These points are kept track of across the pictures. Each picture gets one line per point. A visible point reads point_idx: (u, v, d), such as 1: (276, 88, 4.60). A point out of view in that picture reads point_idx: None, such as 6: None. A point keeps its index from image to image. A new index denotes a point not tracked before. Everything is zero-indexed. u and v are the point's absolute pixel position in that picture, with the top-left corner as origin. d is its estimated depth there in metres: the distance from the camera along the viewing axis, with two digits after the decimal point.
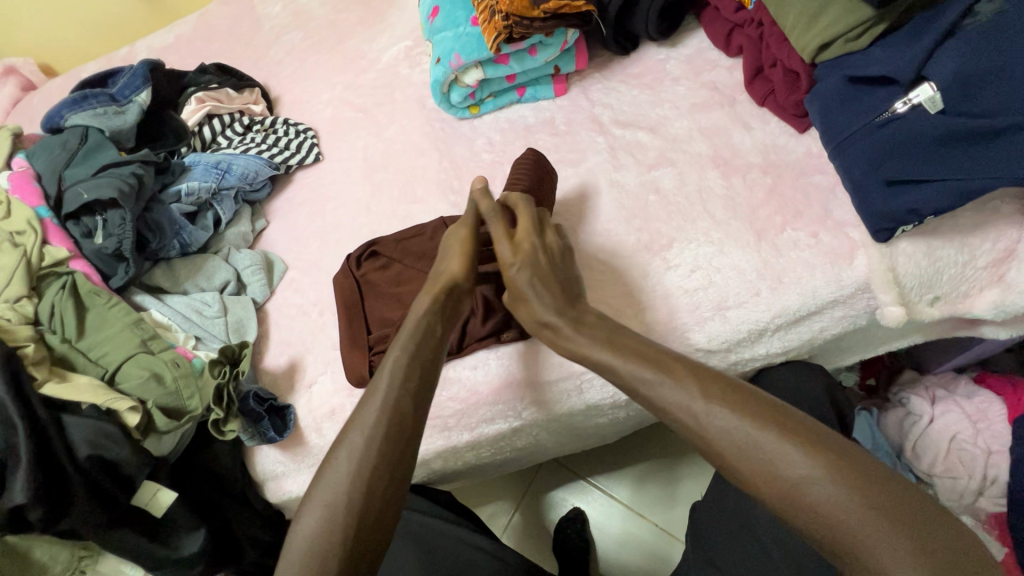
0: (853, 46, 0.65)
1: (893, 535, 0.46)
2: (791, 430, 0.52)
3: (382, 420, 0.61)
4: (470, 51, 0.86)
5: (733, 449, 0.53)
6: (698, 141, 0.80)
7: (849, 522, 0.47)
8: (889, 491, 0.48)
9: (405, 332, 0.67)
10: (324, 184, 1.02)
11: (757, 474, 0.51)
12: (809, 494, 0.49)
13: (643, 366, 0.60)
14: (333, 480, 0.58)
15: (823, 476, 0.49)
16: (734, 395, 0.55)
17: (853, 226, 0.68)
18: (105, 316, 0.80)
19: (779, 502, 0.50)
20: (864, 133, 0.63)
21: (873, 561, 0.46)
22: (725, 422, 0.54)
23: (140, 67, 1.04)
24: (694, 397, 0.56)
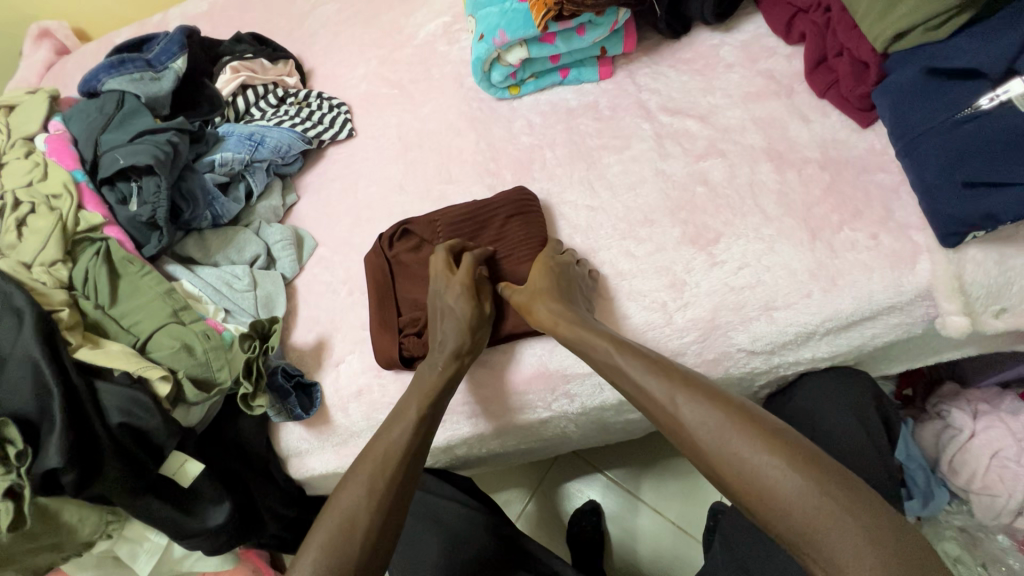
0: (934, 36, 0.61)
1: (846, 524, 0.47)
2: (759, 424, 0.53)
3: (386, 460, 0.65)
4: (517, 28, 0.82)
5: (704, 438, 0.55)
6: (751, 132, 0.77)
7: (807, 512, 0.48)
8: (844, 482, 0.49)
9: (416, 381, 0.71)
10: (357, 161, 1.01)
11: (720, 463, 0.53)
12: (770, 483, 0.50)
13: (637, 366, 0.61)
14: (336, 514, 0.60)
15: (780, 464, 0.50)
16: (706, 391, 0.57)
17: (917, 229, 0.64)
18: (137, 285, 0.80)
19: (739, 491, 0.52)
20: (941, 130, 0.59)
21: (827, 547, 0.47)
22: (697, 412, 0.56)
23: (177, 34, 1.02)
24: (669, 390, 0.58)
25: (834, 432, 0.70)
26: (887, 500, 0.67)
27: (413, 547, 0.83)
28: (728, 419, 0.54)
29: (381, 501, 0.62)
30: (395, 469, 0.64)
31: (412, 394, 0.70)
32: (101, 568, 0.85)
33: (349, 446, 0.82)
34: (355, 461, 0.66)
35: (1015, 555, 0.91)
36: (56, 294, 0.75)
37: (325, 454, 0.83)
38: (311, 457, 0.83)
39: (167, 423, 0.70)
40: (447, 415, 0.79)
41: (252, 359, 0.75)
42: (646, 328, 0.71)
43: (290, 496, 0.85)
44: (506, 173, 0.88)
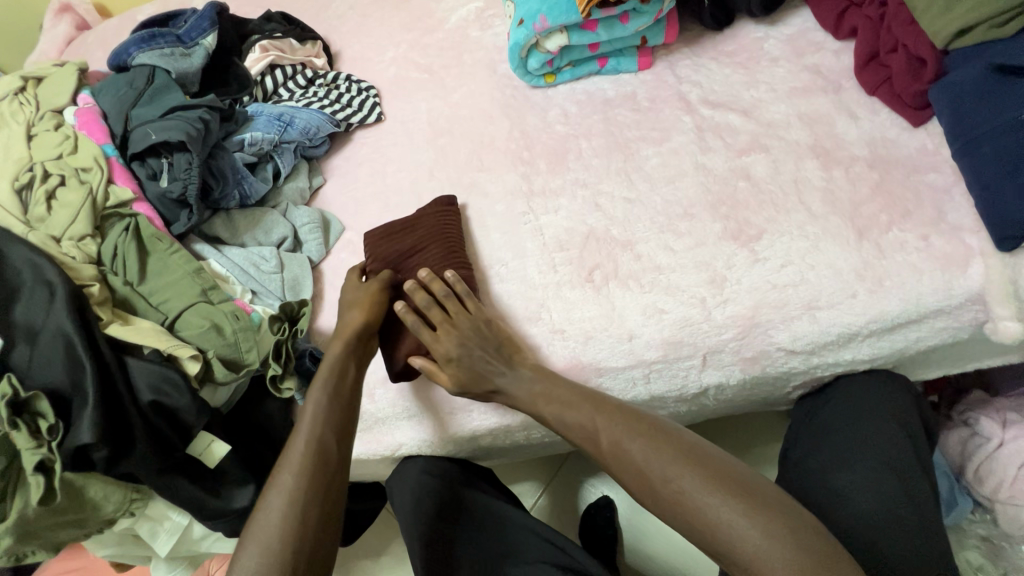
0: (998, 33, 0.60)
1: (750, 531, 0.51)
2: (669, 445, 0.58)
3: (310, 455, 0.62)
4: (559, 13, 0.81)
5: (626, 468, 0.59)
6: (798, 128, 0.75)
7: (717, 524, 0.52)
8: (752, 488, 0.54)
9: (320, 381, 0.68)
10: (384, 145, 0.99)
11: (640, 482, 0.58)
12: (685, 502, 0.55)
13: (564, 408, 0.65)
14: (265, 521, 0.57)
15: (693, 483, 0.55)
16: (622, 417, 0.62)
17: (970, 231, 0.63)
18: (166, 263, 0.79)
19: (664, 511, 0.56)
20: (1003, 130, 0.57)
21: (739, 552, 0.51)
22: (618, 440, 0.60)
23: (207, 10, 1.01)
24: (591, 421, 0.62)
25: (880, 438, 0.69)
26: (925, 506, 0.65)
27: (434, 532, 0.81)
28: (644, 442, 0.59)
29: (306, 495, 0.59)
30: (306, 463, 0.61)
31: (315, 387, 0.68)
32: (123, 546, 0.84)
33: (372, 432, 0.82)
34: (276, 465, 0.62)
35: None
36: (86, 269, 0.75)
37: None
38: None
39: (196, 403, 0.69)
40: (475, 404, 0.78)
41: (281, 340, 0.75)
42: (684, 324, 0.69)
43: None
44: (540, 162, 0.86)
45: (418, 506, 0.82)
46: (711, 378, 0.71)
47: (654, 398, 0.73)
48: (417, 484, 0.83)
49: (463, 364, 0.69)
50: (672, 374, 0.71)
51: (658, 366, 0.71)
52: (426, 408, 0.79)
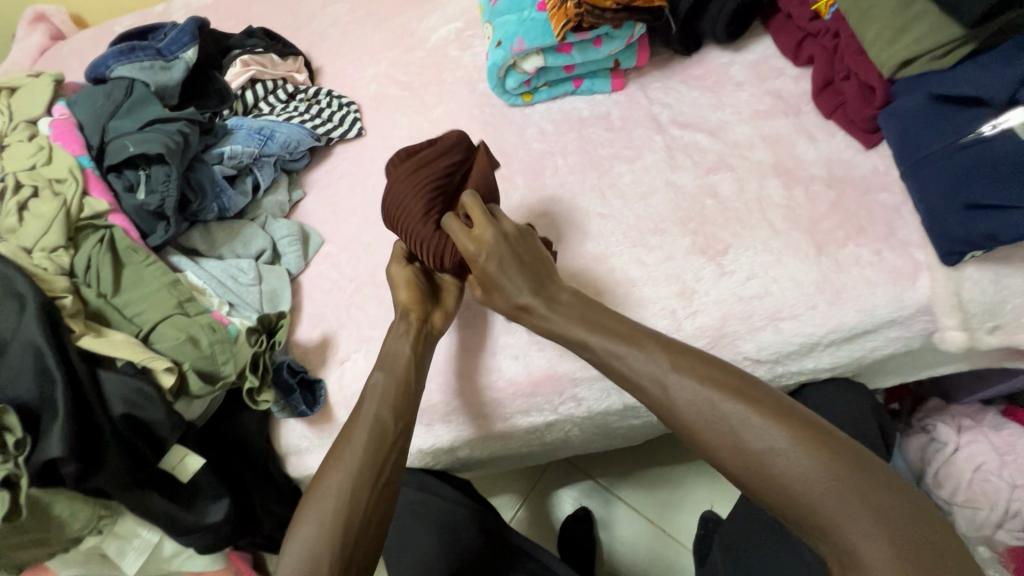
0: (937, 65, 0.64)
1: (852, 505, 0.48)
2: (760, 404, 0.54)
3: (367, 436, 0.66)
4: (535, 37, 0.84)
5: (703, 423, 0.55)
6: (760, 148, 0.79)
7: (811, 493, 0.50)
8: (840, 449, 0.51)
9: (380, 358, 0.72)
10: (366, 160, 1.01)
11: (709, 435, 0.55)
12: (773, 466, 0.51)
13: (627, 346, 0.62)
14: (322, 496, 0.63)
15: (791, 451, 0.51)
16: (691, 365, 0.59)
17: (919, 247, 0.67)
18: (141, 274, 0.78)
19: (746, 473, 0.53)
20: (944, 155, 0.62)
21: (833, 524, 0.49)
22: (685, 392, 0.57)
23: (189, 24, 1.01)
24: (657, 369, 0.59)
25: None
26: None
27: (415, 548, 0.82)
28: (720, 398, 0.56)
29: (361, 470, 0.64)
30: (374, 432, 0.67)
31: (380, 366, 0.71)
32: (90, 566, 0.82)
33: None
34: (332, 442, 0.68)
35: (996, 567, 0.92)
36: (58, 280, 0.74)
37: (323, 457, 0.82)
38: (310, 455, 0.81)
39: (170, 416, 0.69)
40: (453, 415, 0.78)
41: (259, 353, 0.75)
42: None
43: (286, 495, 0.84)
44: (518, 177, 0.89)
45: (398, 519, 0.84)
46: None
47: (628, 406, 0.77)
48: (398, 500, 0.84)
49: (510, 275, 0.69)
50: None
51: None
52: None
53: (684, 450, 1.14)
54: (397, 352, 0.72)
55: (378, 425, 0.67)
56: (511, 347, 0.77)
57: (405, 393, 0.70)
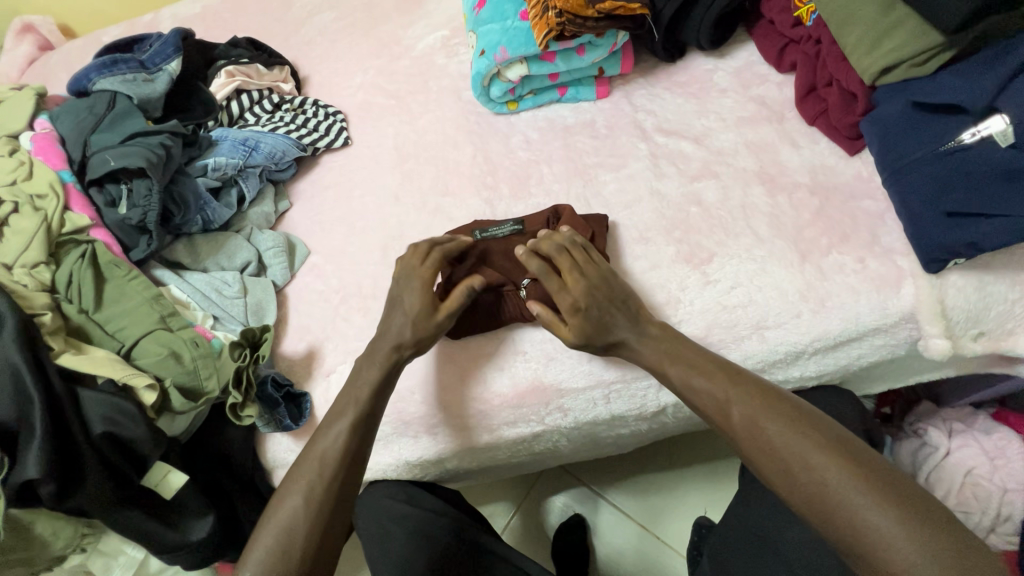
0: (919, 71, 0.64)
1: (905, 534, 0.49)
2: (818, 435, 0.57)
3: (329, 463, 0.66)
4: (517, 45, 0.84)
5: (762, 448, 0.58)
6: (744, 155, 0.79)
7: (864, 520, 0.51)
8: (912, 500, 0.52)
9: (349, 384, 0.72)
10: (352, 169, 1.00)
11: (776, 470, 0.57)
12: (828, 493, 0.53)
13: (693, 371, 0.64)
14: (276, 524, 0.63)
15: (846, 480, 0.53)
16: (753, 388, 0.62)
17: (902, 254, 0.67)
18: (123, 289, 0.78)
19: (801, 499, 0.55)
20: (924, 162, 0.61)
21: (886, 553, 0.49)
22: (753, 424, 0.59)
23: (172, 35, 1.01)
24: (718, 392, 0.62)
25: None
26: None
27: (399, 562, 0.79)
28: (792, 432, 0.57)
29: (317, 501, 0.64)
30: (332, 477, 0.65)
31: (348, 394, 0.71)
32: None
33: None
34: (290, 470, 0.68)
35: None
36: (39, 297, 0.73)
37: None
38: None
39: (152, 433, 0.68)
40: (437, 427, 0.78)
41: (242, 367, 0.74)
42: None
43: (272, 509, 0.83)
44: (503, 187, 0.88)
45: (384, 532, 0.81)
46: (669, 398, 0.75)
47: (615, 416, 0.77)
48: (382, 512, 0.83)
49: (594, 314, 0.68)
50: (631, 394, 0.75)
51: (617, 385, 0.74)
52: (389, 432, 0.79)
53: (678, 456, 1.14)
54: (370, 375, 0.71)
55: (339, 454, 0.67)
56: (494, 356, 0.77)
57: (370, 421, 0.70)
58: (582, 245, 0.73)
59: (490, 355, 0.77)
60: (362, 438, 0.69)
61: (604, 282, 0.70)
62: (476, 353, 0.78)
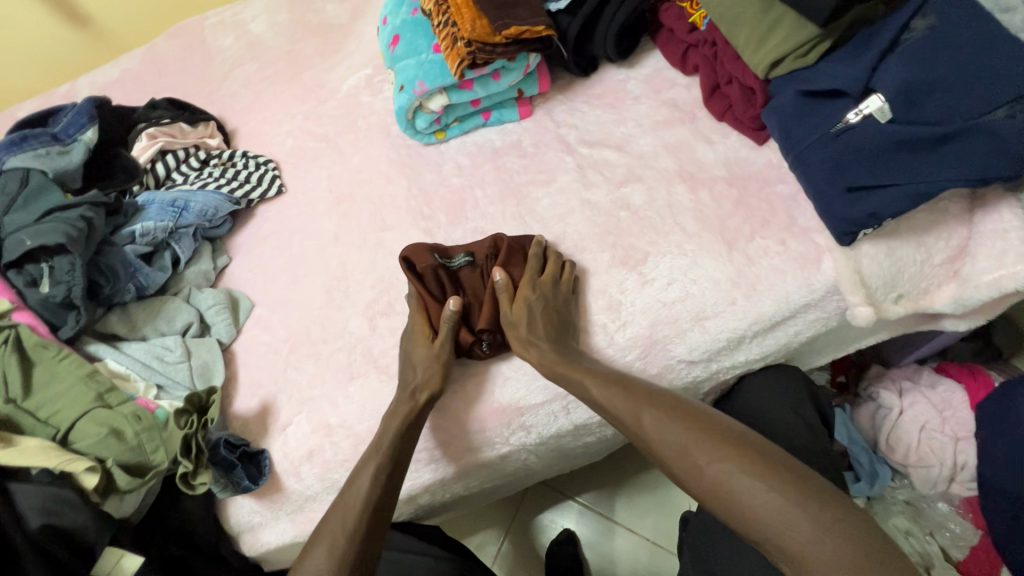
0: (803, 62, 0.68)
1: (797, 517, 0.50)
2: (716, 433, 0.58)
3: (363, 513, 0.64)
4: (435, 77, 0.86)
5: (669, 451, 0.59)
6: (664, 157, 0.82)
7: (758, 508, 0.52)
8: (805, 485, 0.52)
9: (382, 436, 0.69)
10: (288, 217, 1.00)
11: (682, 472, 0.58)
12: (726, 487, 0.54)
13: (607, 382, 0.65)
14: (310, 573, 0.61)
15: (740, 471, 0.54)
16: (659, 397, 0.63)
17: (817, 231, 0.70)
18: (54, 370, 0.74)
19: (705, 496, 0.56)
20: (821, 144, 0.65)
21: (783, 539, 0.50)
22: (658, 426, 0.60)
23: (86, 105, 0.99)
24: (627, 403, 0.63)
25: (783, 430, 0.75)
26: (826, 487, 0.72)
27: None
28: (691, 433, 0.58)
29: (343, 554, 0.61)
30: (358, 526, 0.63)
31: (376, 444, 0.69)
32: None
33: (306, 512, 0.79)
34: (323, 520, 0.66)
35: (956, 520, 0.96)
36: None
37: (281, 524, 0.79)
38: (265, 530, 0.79)
39: (96, 518, 0.66)
40: None
41: (189, 435, 0.71)
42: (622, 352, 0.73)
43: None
44: (440, 215, 0.89)
45: None
46: None
47: (577, 426, 0.77)
48: None
49: (547, 308, 0.72)
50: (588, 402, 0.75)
51: (573, 396, 0.75)
52: None
53: None
54: (410, 434, 0.69)
55: (365, 509, 0.64)
56: (456, 386, 0.77)
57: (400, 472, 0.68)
58: (556, 258, 0.77)
59: (448, 384, 0.77)
60: (393, 484, 0.67)
61: (553, 301, 0.73)
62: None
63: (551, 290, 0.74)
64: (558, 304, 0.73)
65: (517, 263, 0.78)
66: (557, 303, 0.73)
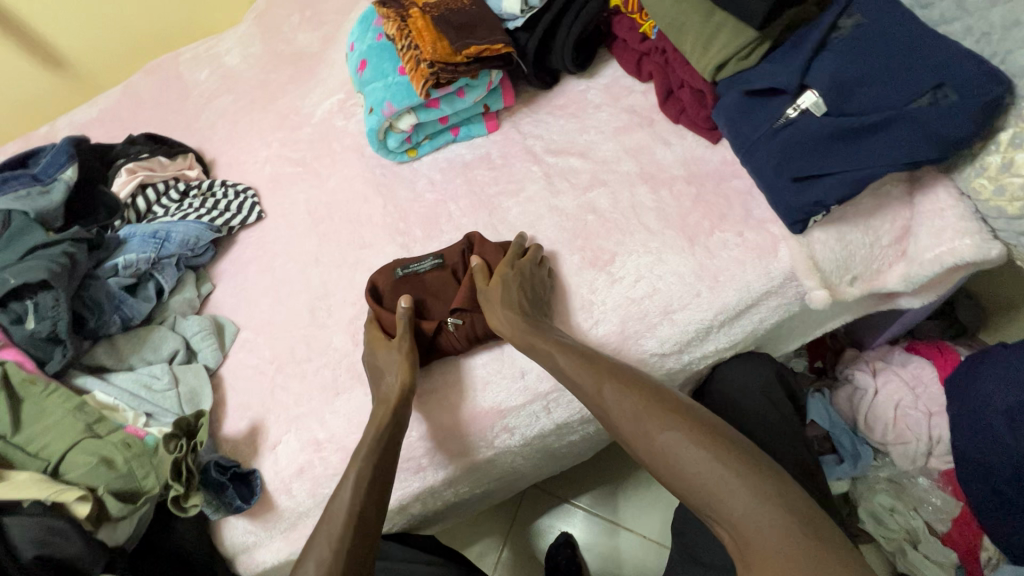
0: (745, 64, 0.72)
1: (735, 485, 0.53)
2: (668, 406, 0.60)
3: (349, 518, 0.64)
4: (402, 98, 0.89)
5: (624, 421, 0.62)
6: (626, 161, 0.86)
7: (700, 475, 0.55)
8: (746, 456, 0.55)
9: (366, 440, 0.70)
10: (269, 242, 1.02)
11: (634, 439, 0.61)
12: (672, 454, 0.57)
13: (571, 356, 0.68)
14: None
15: (687, 441, 0.57)
16: (620, 371, 0.66)
17: (772, 222, 0.74)
18: (42, 406, 0.76)
19: (653, 463, 0.59)
20: (766, 139, 0.68)
21: (720, 505, 0.53)
22: (616, 398, 0.63)
23: (64, 145, 1.01)
24: (589, 376, 0.66)
25: (756, 414, 0.78)
26: (800, 467, 0.75)
27: None
28: (646, 405, 0.61)
29: (336, 560, 0.60)
30: (345, 532, 0.62)
31: (358, 450, 0.70)
32: None
33: (299, 528, 0.80)
34: (311, 534, 0.64)
35: (937, 493, 0.97)
36: None
37: (275, 543, 0.80)
38: (260, 549, 0.80)
39: (90, 546, 0.67)
40: (394, 475, 0.79)
41: (180, 458, 0.73)
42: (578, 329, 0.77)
43: None
44: (416, 230, 0.92)
45: None
46: None
47: (559, 425, 0.79)
48: None
49: (521, 283, 0.75)
50: (568, 400, 0.78)
51: (553, 395, 0.77)
52: None
53: None
54: (391, 437, 0.71)
55: (354, 515, 0.64)
56: (434, 394, 0.79)
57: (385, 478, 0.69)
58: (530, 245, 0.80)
59: (434, 389, 0.80)
60: (379, 491, 0.67)
61: (529, 277, 0.76)
62: (422, 393, 0.80)
63: (525, 268, 0.77)
64: (532, 280, 0.76)
65: (492, 252, 0.82)
66: (531, 280, 0.76)
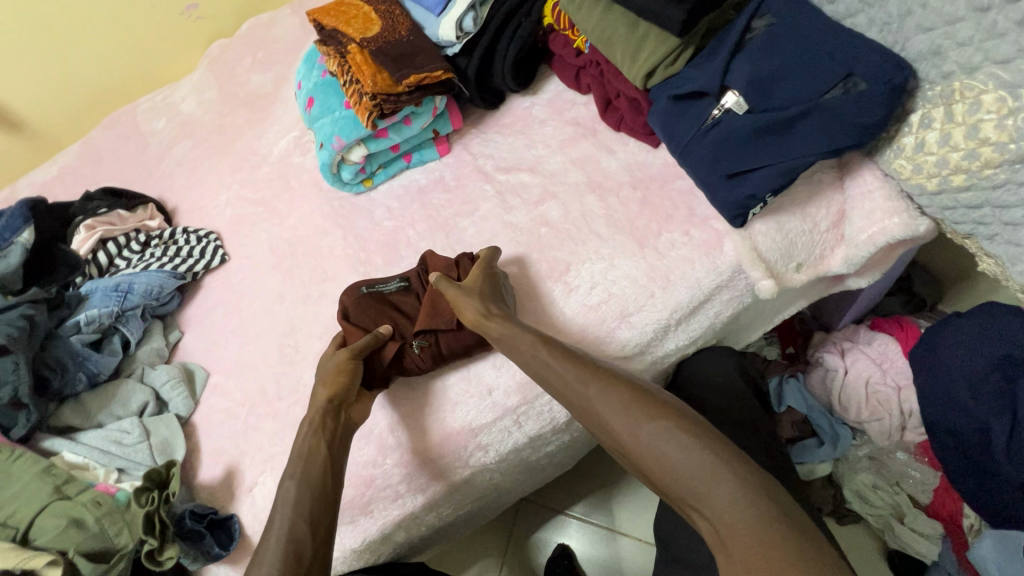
0: (671, 71, 0.75)
1: (722, 476, 0.53)
2: (653, 401, 0.61)
3: (283, 549, 0.63)
4: (350, 131, 0.91)
5: (609, 415, 0.61)
6: (573, 171, 0.88)
7: (688, 466, 0.55)
8: (730, 450, 0.56)
9: (291, 467, 0.71)
10: (234, 284, 1.02)
11: (620, 432, 0.60)
12: (659, 447, 0.57)
13: (555, 353, 0.67)
14: None
15: (676, 433, 0.57)
16: (602, 368, 0.65)
17: (716, 218, 0.76)
18: (8, 470, 0.75)
19: (638, 457, 0.58)
20: (699, 139, 0.71)
21: (707, 497, 0.53)
22: (602, 391, 0.62)
23: (19, 208, 1.02)
24: (573, 370, 0.65)
25: (724, 407, 0.79)
26: (770, 454, 0.76)
27: None
28: (631, 399, 0.61)
29: None
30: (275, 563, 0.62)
31: (286, 476, 0.70)
32: None
33: None
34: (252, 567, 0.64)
35: (914, 465, 0.99)
36: None
37: None
38: None
39: None
40: (373, 505, 0.79)
41: (152, 510, 0.72)
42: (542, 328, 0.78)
43: None
44: (377, 258, 0.93)
45: None
46: None
47: (532, 438, 0.80)
48: None
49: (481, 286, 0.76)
50: (538, 412, 0.78)
51: (522, 408, 0.77)
52: None
53: None
54: (314, 454, 0.71)
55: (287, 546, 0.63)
56: (406, 419, 0.80)
57: (324, 501, 0.68)
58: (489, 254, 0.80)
59: (404, 410, 0.80)
60: (325, 515, 0.67)
61: (498, 282, 0.77)
62: (395, 413, 0.80)
63: (485, 273, 0.78)
64: (494, 284, 0.77)
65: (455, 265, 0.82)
66: (493, 284, 0.77)
